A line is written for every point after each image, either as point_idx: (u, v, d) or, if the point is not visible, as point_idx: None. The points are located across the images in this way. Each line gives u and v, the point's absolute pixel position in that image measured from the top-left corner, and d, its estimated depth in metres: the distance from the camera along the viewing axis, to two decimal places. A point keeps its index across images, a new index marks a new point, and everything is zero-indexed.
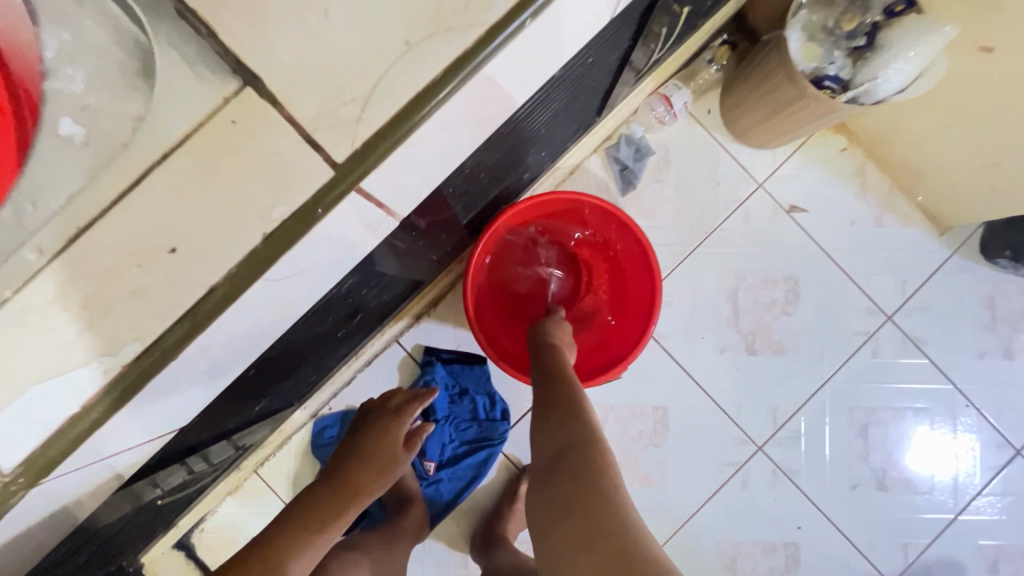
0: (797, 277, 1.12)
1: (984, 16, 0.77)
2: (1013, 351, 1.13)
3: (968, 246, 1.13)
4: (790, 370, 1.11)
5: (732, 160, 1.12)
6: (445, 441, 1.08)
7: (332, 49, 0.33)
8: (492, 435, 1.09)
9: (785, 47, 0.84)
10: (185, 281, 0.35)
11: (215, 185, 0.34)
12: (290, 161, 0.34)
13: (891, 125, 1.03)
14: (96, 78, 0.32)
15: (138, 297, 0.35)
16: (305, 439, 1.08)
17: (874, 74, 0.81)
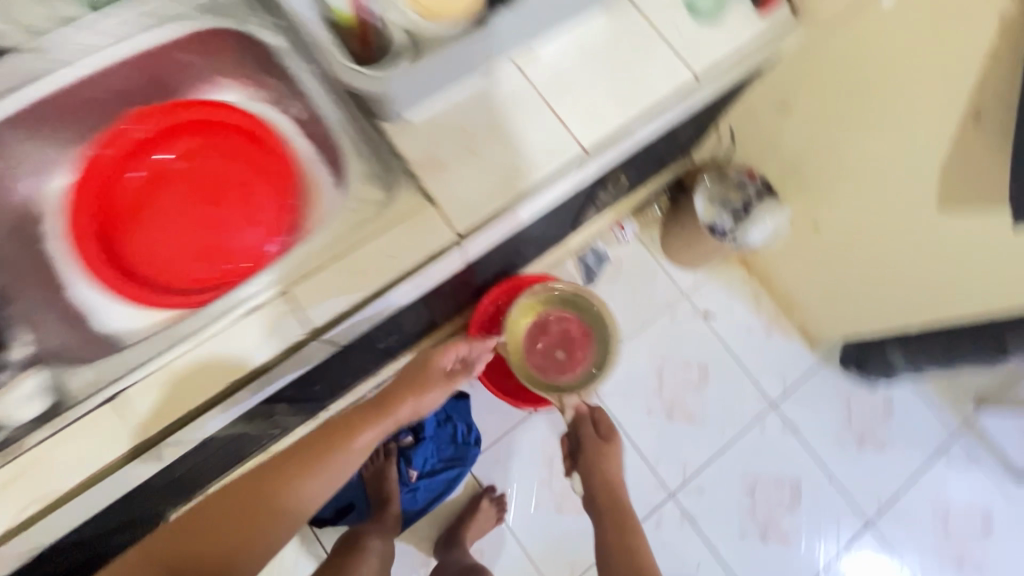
0: (708, 365, 1.51)
1: (812, 207, 1.26)
2: (864, 443, 1.50)
3: (831, 360, 1.55)
4: (699, 435, 1.46)
5: (666, 274, 1.56)
6: (426, 456, 1.35)
7: (453, 187, 0.65)
8: (464, 458, 1.37)
9: (694, 206, 1.34)
10: (355, 277, 0.64)
11: (386, 236, 0.65)
12: (426, 228, 0.65)
13: (772, 265, 1.49)
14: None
15: (334, 281, 0.64)
16: None
17: (747, 229, 1.29)
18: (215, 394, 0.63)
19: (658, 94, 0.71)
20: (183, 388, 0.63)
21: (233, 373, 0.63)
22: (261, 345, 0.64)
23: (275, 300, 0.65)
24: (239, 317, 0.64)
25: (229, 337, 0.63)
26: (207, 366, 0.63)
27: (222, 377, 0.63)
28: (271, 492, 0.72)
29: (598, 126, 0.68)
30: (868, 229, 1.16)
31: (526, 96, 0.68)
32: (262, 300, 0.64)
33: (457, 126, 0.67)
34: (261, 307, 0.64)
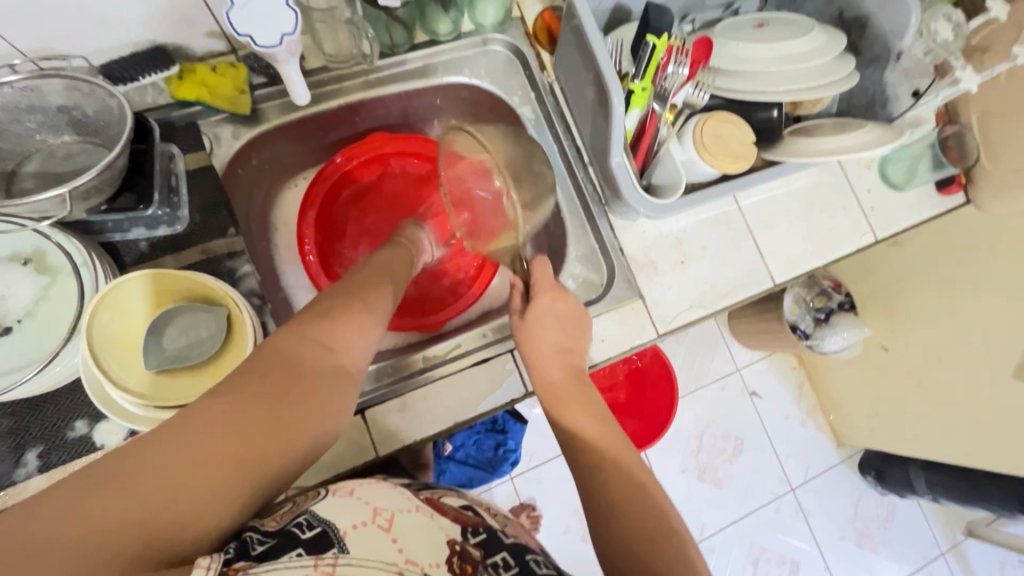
0: (743, 439, 1.63)
1: (887, 333, 1.37)
2: (862, 543, 1.64)
3: (851, 461, 1.68)
4: (721, 501, 1.58)
5: (725, 346, 1.67)
6: (467, 447, 1.45)
7: (661, 293, 0.73)
8: (496, 464, 1.47)
9: (783, 299, 1.41)
10: None
11: (596, 321, 0.72)
12: (633, 322, 0.73)
13: (825, 366, 1.61)
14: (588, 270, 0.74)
15: None
16: None
17: (823, 337, 1.39)
18: (436, 431, 0.67)
19: (842, 246, 0.80)
20: (411, 417, 0.67)
21: (455, 414, 0.68)
22: (485, 394, 0.69)
23: (502, 355, 0.70)
24: (467, 363, 0.69)
25: (459, 379, 0.69)
26: (436, 401, 0.68)
27: (445, 415, 0.68)
28: (329, 323, 0.55)
29: (789, 265, 0.78)
30: (935, 369, 1.28)
31: (737, 224, 0.77)
32: (490, 353, 0.70)
33: (674, 237, 0.75)
34: (487, 359, 0.70)
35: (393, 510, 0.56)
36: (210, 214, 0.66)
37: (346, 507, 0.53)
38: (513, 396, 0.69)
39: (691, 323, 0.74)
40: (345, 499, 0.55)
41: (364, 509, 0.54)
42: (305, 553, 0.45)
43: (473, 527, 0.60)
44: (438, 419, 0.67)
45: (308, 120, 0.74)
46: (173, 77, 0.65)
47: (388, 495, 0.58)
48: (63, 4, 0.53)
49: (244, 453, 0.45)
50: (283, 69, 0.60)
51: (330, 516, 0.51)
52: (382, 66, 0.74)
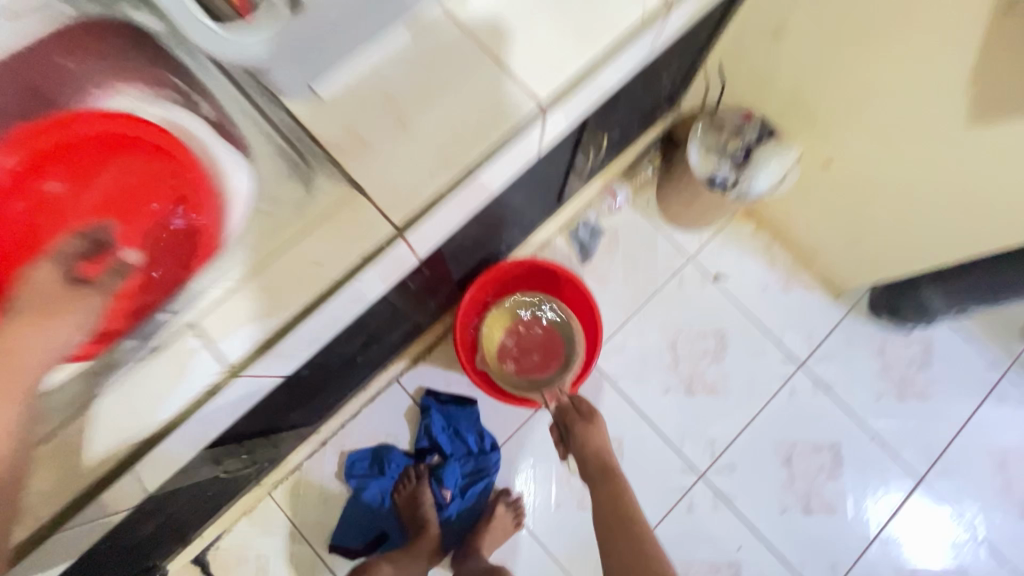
0: (725, 331, 1.39)
1: (819, 144, 1.12)
2: (904, 394, 1.37)
3: (859, 308, 1.42)
4: (723, 407, 1.34)
5: (667, 238, 1.43)
6: (452, 473, 1.27)
7: (382, 169, 0.53)
8: (486, 466, 1.28)
9: (688, 159, 1.20)
10: (281, 295, 0.51)
11: (311, 238, 0.52)
12: (359, 224, 0.52)
13: (783, 213, 1.35)
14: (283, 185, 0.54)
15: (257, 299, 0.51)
16: (337, 446, 1.28)
17: (752, 177, 1.16)
18: (117, 463, 0.49)
19: (620, 26, 0.58)
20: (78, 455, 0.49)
21: (143, 424, 0.49)
22: (165, 393, 0.49)
23: (180, 334, 0.51)
24: (136, 363, 0.50)
25: (124, 385, 0.49)
26: (111, 422, 0.49)
27: (133, 429, 0.49)
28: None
29: (553, 72, 0.56)
30: (887, 157, 1.02)
31: (459, 50, 0.56)
32: (164, 335, 0.51)
33: (380, 96, 0.54)
34: (164, 345, 0.51)
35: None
36: None
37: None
38: (212, 375, 0.50)
39: (442, 194, 0.53)
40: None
41: None
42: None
43: None
44: (108, 442, 0.49)
45: None
46: None
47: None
48: None
49: None
50: None
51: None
52: None
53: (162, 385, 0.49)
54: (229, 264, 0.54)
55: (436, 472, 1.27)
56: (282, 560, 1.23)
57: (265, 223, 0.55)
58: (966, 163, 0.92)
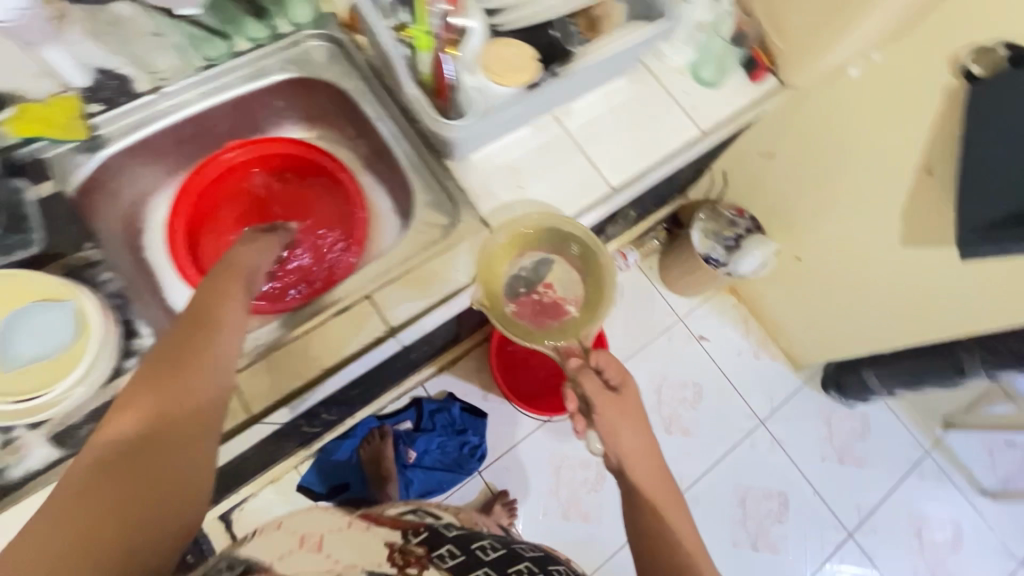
0: (702, 383, 1.64)
1: (795, 242, 1.43)
2: (844, 458, 1.63)
3: (813, 381, 1.69)
4: (695, 448, 1.57)
5: (663, 299, 1.70)
6: (431, 452, 1.45)
7: (506, 215, 0.79)
8: (464, 464, 1.46)
9: (691, 238, 1.49)
10: (425, 288, 0.75)
11: (452, 252, 0.77)
12: (485, 248, 0.78)
13: (759, 293, 1.65)
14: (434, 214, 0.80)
15: (412, 288, 0.75)
16: None
17: (738, 260, 1.44)
18: (304, 384, 0.70)
19: (668, 146, 0.87)
20: (281, 374, 0.69)
21: (327, 359, 0.70)
22: (345, 342, 0.71)
23: (360, 303, 0.73)
24: (326, 318, 0.72)
25: (318, 332, 0.71)
26: (306, 353, 0.70)
27: (319, 362, 0.70)
28: (180, 373, 0.56)
29: (623, 169, 0.84)
30: (844, 261, 1.33)
31: (563, 144, 0.83)
32: (349, 303, 0.72)
33: (508, 166, 0.81)
34: (348, 308, 0.72)
35: (323, 533, 0.80)
36: (67, 231, 0.71)
37: (282, 540, 0.77)
38: (377, 334, 0.72)
39: (542, 237, 0.79)
40: (272, 534, 0.78)
41: (290, 539, 0.77)
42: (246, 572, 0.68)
43: (414, 531, 0.87)
44: (305, 369, 0.70)
45: (154, 137, 0.80)
46: (9, 118, 0.71)
47: (317, 519, 0.84)
48: None
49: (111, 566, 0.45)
50: (54, 60, 0.70)
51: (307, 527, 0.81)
52: (211, 75, 0.80)
53: (343, 334, 0.71)
54: (402, 259, 0.77)
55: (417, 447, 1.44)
56: None
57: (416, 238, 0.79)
58: (902, 274, 1.22)
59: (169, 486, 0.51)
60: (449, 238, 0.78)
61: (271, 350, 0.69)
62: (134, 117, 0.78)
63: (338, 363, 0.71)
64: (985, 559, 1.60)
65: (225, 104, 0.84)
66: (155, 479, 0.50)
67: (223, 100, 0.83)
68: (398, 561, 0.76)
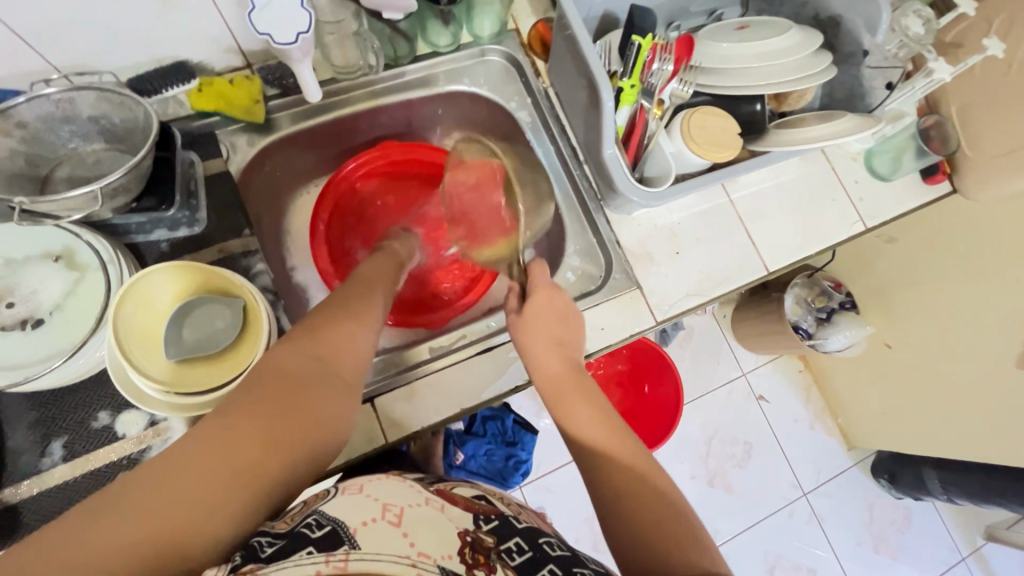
0: (753, 443, 1.62)
1: (889, 330, 1.38)
2: (878, 547, 1.61)
3: (863, 463, 1.66)
4: (733, 506, 1.57)
5: (730, 350, 1.68)
6: (478, 454, 1.45)
7: (658, 280, 0.77)
8: (507, 476, 1.47)
9: (783, 301, 1.44)
10: None
11: (599, 310, 0.75)
12: (632, 311, 0.75)
13: (831, 365, 1.61)
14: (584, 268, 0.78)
15: None
16: None
17: (826, 336, 1.40)
18: (443, 418, 0.71)
19: (828, 237, 0.83)
20: (420, 403, 0.71)
21: (464, 399, 0.72)
22: (484, 383, 0.73)
23: (502, 346, 0.74)
24: (467, 356, 0.73)
25: (458, 368, 0.73)
26: (444, 387, 0.72)
27: (455, 399, 0.72)
28: (321, 338, 0.61)
29: (781, 254, 0.80)
30: (940, 364, 1.28)
31: (727, 216, 0.80)
32: (491, 344, 0.74)
33: (668, 230, 0.78)
34: (490, 350, 0.74)
35: (403, 504, 0.58)
36: (227, 216, 0.71)
37: (357, 506, 0.56)
38: (518, 382, 0.73)
39: (688, 312, 0.77)
40: (354, 495, 0.58)
41: (374, 505, 0.56)
42: (315, 552, 0.48)
43: (487, 518, 0.62)
44: (444, 405, 0.72)
45: (318, 128, 0.79)
46: (193, 89, 0.70)
47: (398, 488, 0.61)
48: (115, 34, 0.60)
49: (253, 475, 0.50)
50: (296, 69, 0.66)
51: (384, 493, 0.59)
52: (387, 77, 0.78)
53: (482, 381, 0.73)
54: None
55: (466, 444, 1.46)
56: None
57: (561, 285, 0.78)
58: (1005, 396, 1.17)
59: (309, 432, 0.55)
60: (597, 294, 0.76)
61: (411, 378, 0.71)
62: (306, 107, 0.76)
63: (475, 404, 0.72)
64: None
65: (391, 106, 0.82)
66: (305, 411, 0.56)
67: (391, 103, 0.81)
68: (467, 559, 0.53)
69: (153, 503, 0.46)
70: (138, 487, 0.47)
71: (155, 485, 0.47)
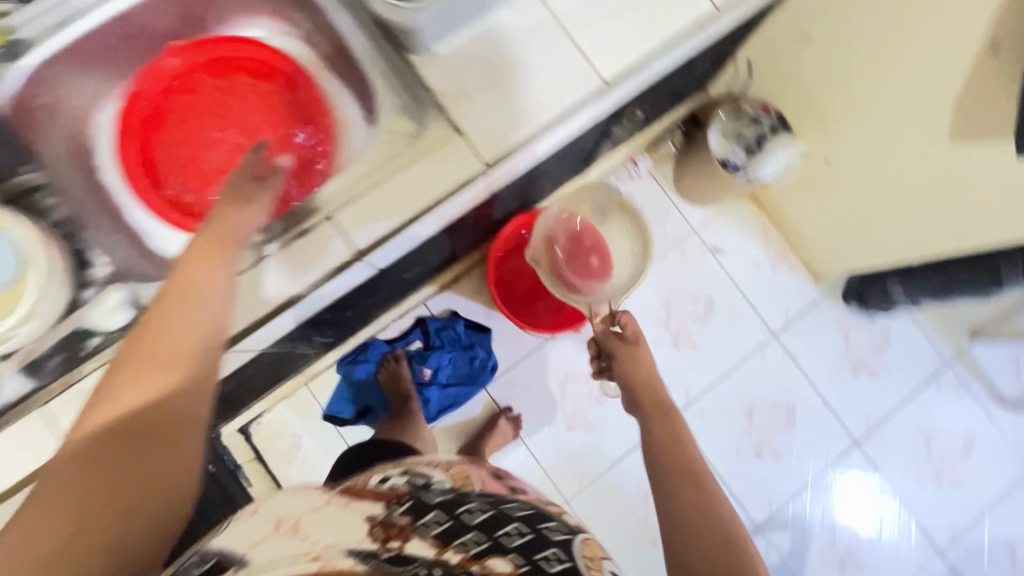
0: (714, 297, 1.58)
1: (824, 141, 1.27)
2: (858, 370, 1.59)
3: (833, 293, 1.61)
4: (702, 362, 1.55)
5: (676, 209, 1.59)
6: (443, 368, 1.45)
7: (479, 117, 0.69)
8: (478, 378, 1.46)
9: (707, 139, 1.35)
10: (387, 207, 0.71)
11: (419, 167, 0.70)
12: (456, 157, 0.70)
13: (781, 199, 1.52)
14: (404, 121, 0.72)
15: (374, 207, 0.71)
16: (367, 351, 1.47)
17: (758, 164, 1.30)
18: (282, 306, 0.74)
19: (671, 29, 0.73)
20: (254, 297, 0.74)
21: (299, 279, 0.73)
22: (313, 264, 0.73)
23: (321, 226, 0.73)
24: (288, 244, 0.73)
25: (286, 259, 0.73)
26: (275, 277, 0.73)
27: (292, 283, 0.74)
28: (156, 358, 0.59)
29: (617, 60, 0.72)
30: (879, 163, 1.19)
31: (547, 31, 0.71)
32: (309, 227, 0.72)
33: (482, 60, 0.70)
34: (309, 231, 0.72)
35: (301, 513, 0.57)
36: None
37: (255, 531, 0.55)
38: (343, 259, 0.72)
39: (521, 145, 0.70)
40: (249, 520, 0.58)
41: (267, 525, 0.55)
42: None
43: (401, 498, 0.59)
44: (280, 287, 0.74)
45: None
46: None
47: (304, 497, 0.61)
48: None
49: (120, 521, 0.54)
50: None
51: (285, 509, 0.58)
52: None
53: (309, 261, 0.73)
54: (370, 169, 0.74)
55: (422, 357, 1.44)
56: (312, 440, 1.45)
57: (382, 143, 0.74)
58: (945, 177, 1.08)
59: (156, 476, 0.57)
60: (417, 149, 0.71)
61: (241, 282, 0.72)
62: None
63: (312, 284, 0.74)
64: (994, 466, 1.60)
65: None
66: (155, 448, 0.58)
67: None
68: (379, 537, 0.51)
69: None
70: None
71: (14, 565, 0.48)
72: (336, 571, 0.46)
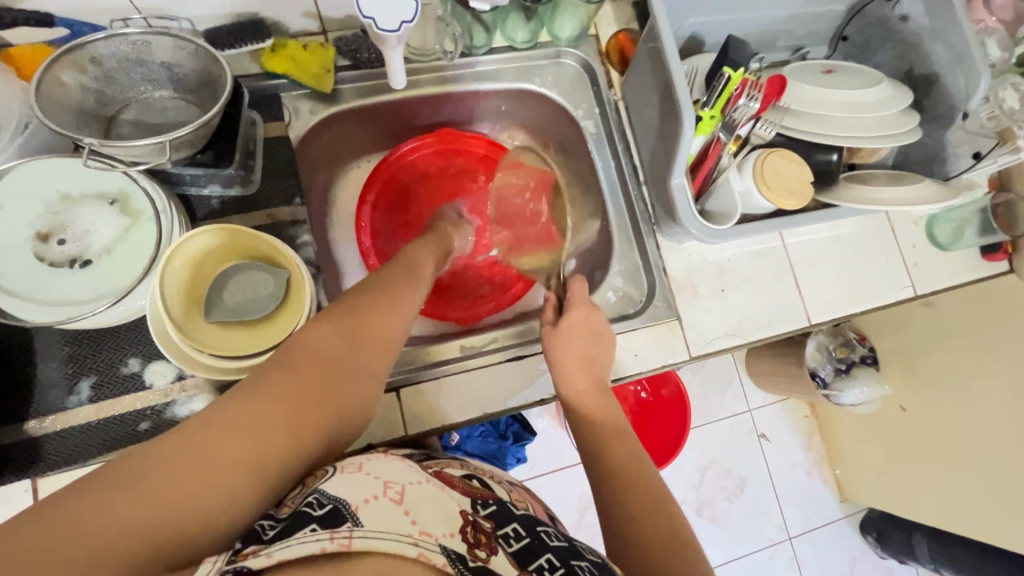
0: (747, 479, 1.61)
1: (907, 392, 1.36)
2: None
3: (853, 519, 1.66)
4: (716, 539, 1.56)
5: (740, 385, 1.66)
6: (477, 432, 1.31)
7: (701, 315, 0.75)
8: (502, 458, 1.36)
9: (806, 346, 1.39)
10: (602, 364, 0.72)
11: (635, 336, 0.73)
12: (671, 343, 0.74)
13: (839, 419, 1.60)
14: (630, 284, 0.78)
15: None
16: None
17: (841, 389, 1.37)
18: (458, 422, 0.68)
19: (877, 302, 0.81)
20: (430, 401, 0.68)
21: (488, 405, 0.69)
22: (508, 393, 0.70)
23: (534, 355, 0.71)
24: (497, 361, 0.70)
25: (485, 375, 0.70)
26: (470, 390, 0.69)
27: (475, 405, 0.69)
28: (354, 315, 0.49)
29: (829, 308, 0.79)
30: (951, 433, 1.27)
31: (779, 261, 0.78)
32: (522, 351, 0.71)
33: (717, 265, 0.76)
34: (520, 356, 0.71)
35: (405, 480, 0.45)
36: (281, 180, 0.69)
37: (354, 479, 0.43)
38: (540, 397, 0.70)
39: (721, 351, 0.75)
40: (346, 470, 0.45)
41: (374, 483, 0.43)
42: (321, 526, 0.38)
43: (485, 497, 0.48)
44: (469, 406, 0.69)
45: (381, 106, 0.78)
46: (266, 48, 0.69)
47: (396, 466, 0.47)
48: None
49: (257, 461, 0.41)
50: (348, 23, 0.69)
51: (340, 492, 0.42)
52: (462, 64, 0.77)
53: (506, 389, 0.70)
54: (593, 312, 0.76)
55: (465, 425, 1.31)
56: None
57: (613, 310, 0.77)
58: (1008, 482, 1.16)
59: (334, 421, 0.45)
60: (642, 318, 0.74)
61: (425, 378, 0.68)
62: (375, 84, 0.75)
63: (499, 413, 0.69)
64: None
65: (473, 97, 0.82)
66: (328, 402, 0.45)
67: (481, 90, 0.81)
68: (470, 538, 0.41)
69: (156, 489, 0.37)
70: (164, 453, 0.39)
71: (171, 471, 0.38)
72: (430, 567, 0.39)
